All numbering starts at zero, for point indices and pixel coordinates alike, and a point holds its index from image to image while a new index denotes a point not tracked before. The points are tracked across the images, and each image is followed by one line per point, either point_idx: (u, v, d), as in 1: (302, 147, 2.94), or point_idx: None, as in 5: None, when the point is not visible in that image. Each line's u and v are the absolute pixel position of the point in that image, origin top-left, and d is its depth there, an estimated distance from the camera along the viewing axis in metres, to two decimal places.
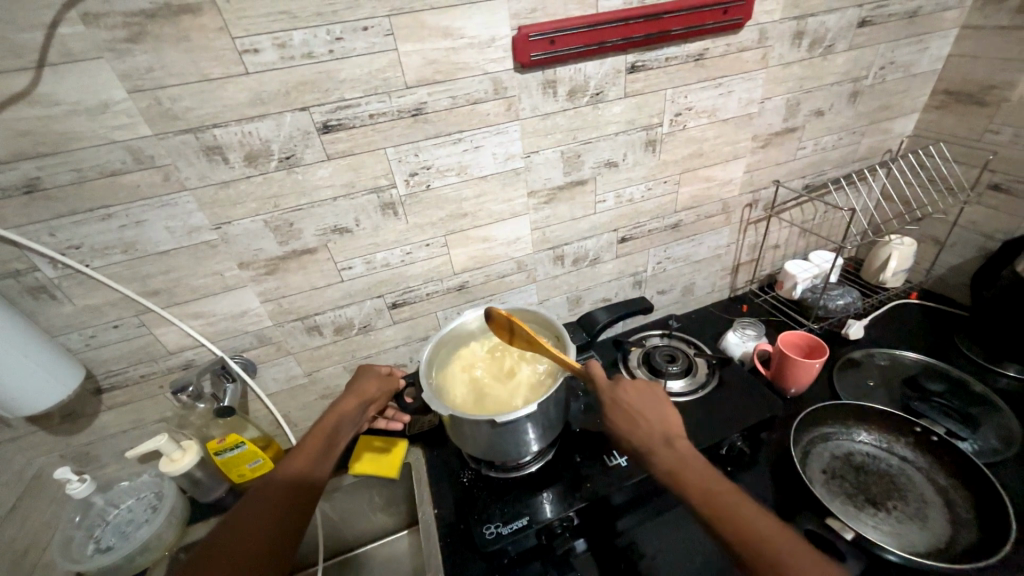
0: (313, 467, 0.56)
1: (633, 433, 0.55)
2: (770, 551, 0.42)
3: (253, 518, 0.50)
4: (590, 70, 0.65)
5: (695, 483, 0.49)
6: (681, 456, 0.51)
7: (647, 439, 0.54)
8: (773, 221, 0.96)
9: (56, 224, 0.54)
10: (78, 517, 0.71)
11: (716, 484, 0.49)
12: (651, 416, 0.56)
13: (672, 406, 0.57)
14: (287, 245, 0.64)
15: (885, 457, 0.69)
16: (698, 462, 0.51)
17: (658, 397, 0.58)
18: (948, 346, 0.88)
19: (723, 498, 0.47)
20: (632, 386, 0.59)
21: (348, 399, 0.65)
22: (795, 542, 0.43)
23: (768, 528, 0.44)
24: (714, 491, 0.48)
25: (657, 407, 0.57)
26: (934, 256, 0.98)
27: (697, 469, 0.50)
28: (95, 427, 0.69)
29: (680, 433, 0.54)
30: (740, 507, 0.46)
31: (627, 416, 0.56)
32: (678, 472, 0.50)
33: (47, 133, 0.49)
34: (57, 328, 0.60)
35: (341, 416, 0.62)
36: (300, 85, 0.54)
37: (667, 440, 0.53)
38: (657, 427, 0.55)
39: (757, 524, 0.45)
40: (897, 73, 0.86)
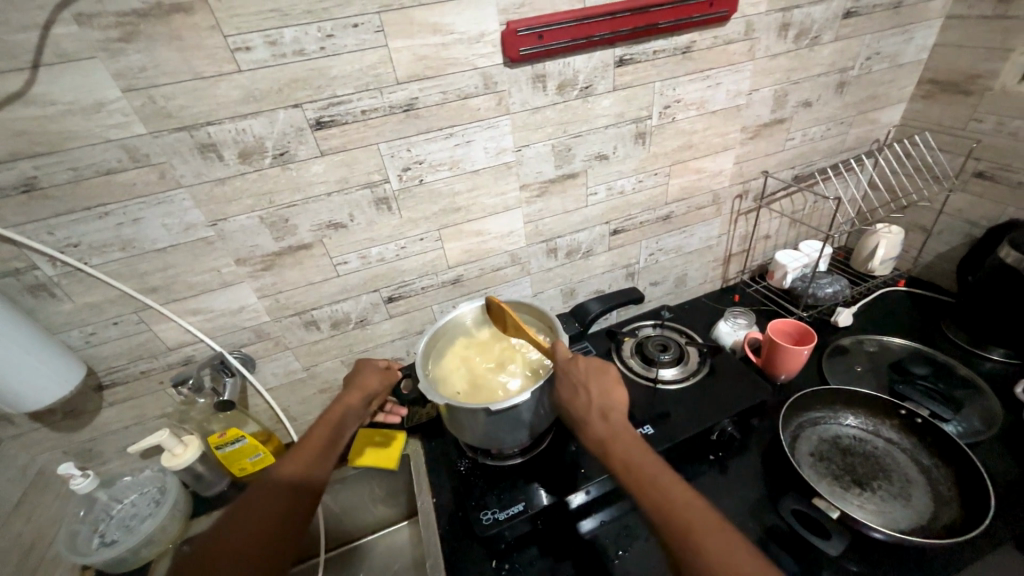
0: (318, 463, 0.57)
1: (575, 405, 0.58)
2: (669, 514, 0.46)
3: (257, 512, 0.51)
4: (579, 64, 0.66)
5: (621, 454, 0.52)
6: (614, 429, 0.55)
7: (586, 411, 0.57)
8: (764, 211, 0.98)
9: (54, 223, 0.54)
10: (83, 511, 0.72)
11: (639, 454, 0.52)
12: (594, 388, 0.58)
13: (619, 381, 0.59)
14: (283, 241, 0.65)
15: (871, 439, 0.71)
16: (630, 434, 0.54)
17: (606, 372, 0.60)
18: (935, 332, 0.90)
19: (643, 467, 0.50)
20: (583, 359, 0.60)
21: (351, 393, 0.66)
22: (700, 510, 0.46)
23: (678, 496, 0.47)
24: (636, 460, 0.51)
25: (602, 381, 0.59)
26: (921, 244, 0.99)
27: (626, 440, 0.53)
28: (97, 424, 0.70)
29: (619, 407, 0.57)
30: (658, 476, 0.49)
31: (573, 388, 0.58)
32: (609, 443, 0.54)
33: (44, 133, 0.50)
34: (57, 325, 0.61)
35: (344, 412, 0.63)
36: (292, 82, 0.55)
37: (604, 414, 0.56)
38: (597, 400, 0.57)
39: (668, 491, 0.48)
40: (883, 63, 0.87)
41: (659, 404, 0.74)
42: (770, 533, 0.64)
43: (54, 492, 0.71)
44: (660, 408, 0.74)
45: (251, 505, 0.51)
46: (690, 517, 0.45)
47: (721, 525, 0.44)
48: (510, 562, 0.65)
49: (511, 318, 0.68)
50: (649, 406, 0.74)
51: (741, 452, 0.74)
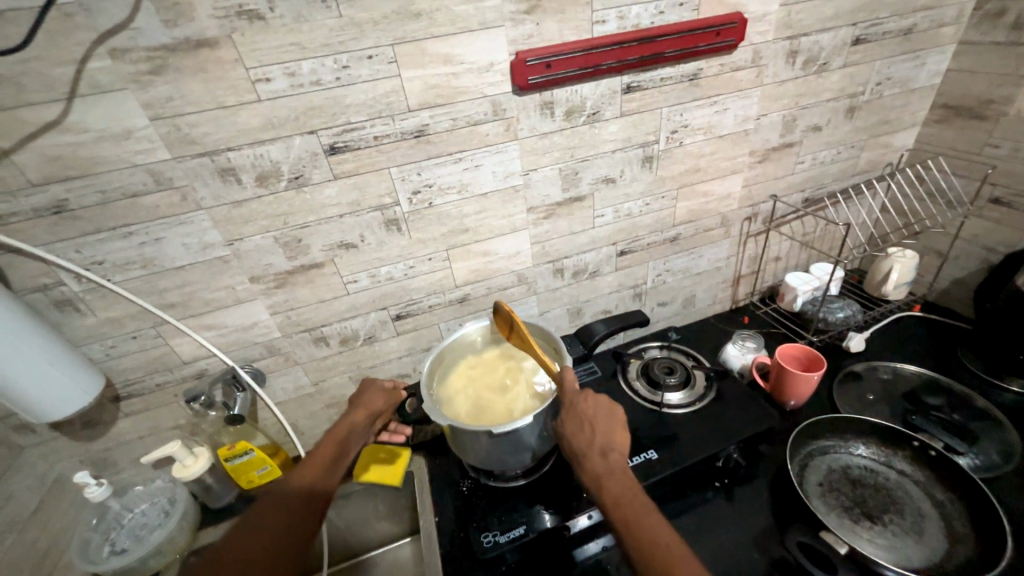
0: (322, 483, 0.58)
1: (575, 437, 0.58)
2: (656, 559, 0.46)
3: (262, 531, 0.52)
4: (586, 91, 0.68)
5: (615, 492, 0.52)
6: (611, 467, 0.55)
7: (586, 446, 0.57)
8: (773, 234, 0.97)
9: (82, 242, 0.57)
10: (95, 520, 0.74)
11: (633, 495, 0.52)
12: (599, 425, 0.58)
13: (624, 423, 0.59)
14: (295, 260, 0.67)
15: (883, 470, 0.69)
16: (626, 475, 0.54)
17: (614, 413, 0.60)
18: (951, 360, 0.88)
19: (634, 509, 0.50)
20: (593, 397, 0.60)
21: (358, 411, 0.67)
22: (684, 558, 0.45)
23: (666, 542, 0.47)
24: (629, 501, 0.51)
25: (608, 420, 0.59)
26: (937, 268, 0.98)
27: (621, 480, 0.53)
28: (113, 434, 0.72)
29: (620, 446, 0.57)
30: (649, 520, 0.49)
31: (577, 421, 0.59)
32: (603, 481, 0.53)
33: (76, 158, 0.53)
34: (80, 338, 0.64)
35: (350, 431, 0.65)
36: (309, 110, 0.57)
37: (604, 451, 0.56)
38: (600, 437, 0.57)
39: (654, 535, 0.48)
40: (895, 88, 0.87)
41: (665, 428, 0.74)
42: (775, 565, 0.63)
43: (69, 499, 0.73)
44: (666, 432, 0.73)
45: (254, 526, 0.52)
46: (672, 564, 0.45)
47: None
48: None
49: (521, 332, 0.66)
50: (653, 430, 0.74)
51: (748, 480, 0.73)
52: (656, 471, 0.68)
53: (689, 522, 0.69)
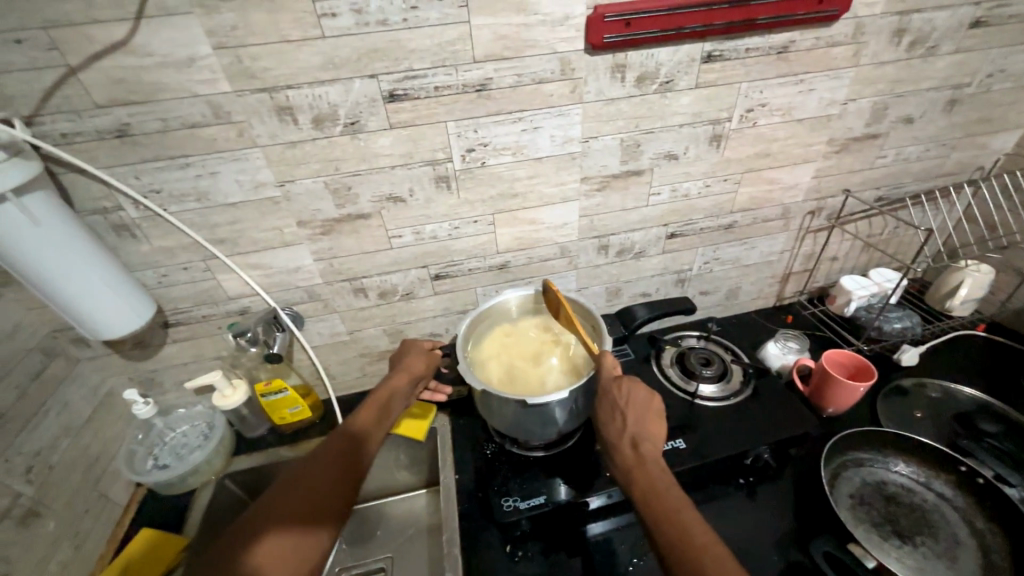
0: (362, 447, 0.59)
1: (607, 427, 0.58)
2: (684, 553, 0.45)
3: (301, 497, 0.52)
4: (663, 56, 0.62)
5: (644, 485, 0.51)
6: (641, 459, 0.54)
7: (618, 435, 0.57)
8: (836, 232, 0.91)
9: (141, 168, 0.58)
10: (140, 435, 0.78)
11: (663, 489, 0.51)
12: (632, 414, 0.57)
13: (659, 415, 0.57)
14: (344, 209, 0.66)
15: (921, 491, 0.66)
16: (658, 467, 0.53)
17: (651, 403, 0.58)
18: (1011, 387, 0.82)
19: (665, 502, 0.49)
20: (628, 384, 0.59)
21: (399, 375, 0.69)
22: (716, 556, 0.44)
23: (697, 538, 0.46)
24: (659, 492, 0.50)
25: (643, 410, 0.58)
26: (1012, 287, 0.90)
27: (652, 473, 0.52)
28: (160, 357, 0.76)
29: (654, 436, 0.56)
30: (680, 513, 0.48)
31: (610, 410, 0.58)
32: (633, 473, 0.53)
33: (140, 83, 0.52)
34: (135, 264, 0.65)
35: (390, 397, 0.66)
36: (371, 52, 0.55)
37: (635, 442, 0.55)
38: (632, 427, 0.56)
39: (685, 530, 0.46)
40: (1007, 82, 0.77)
41: (695, 419, 0.72)
42: (792, 567, 0.62)
43: (119, 412, 0.77)
44: (695, 423, 0.72)
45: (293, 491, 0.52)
46: (704, 558, 0.44)
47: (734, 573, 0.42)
48: (523, 549, 0.67)
49: (564, 310, 0.66)
50: (683, 420, 0.72)
51: (774, 480, 0.72)
52: (682, 462, 0.67)
53: (708, 514, 0.69)
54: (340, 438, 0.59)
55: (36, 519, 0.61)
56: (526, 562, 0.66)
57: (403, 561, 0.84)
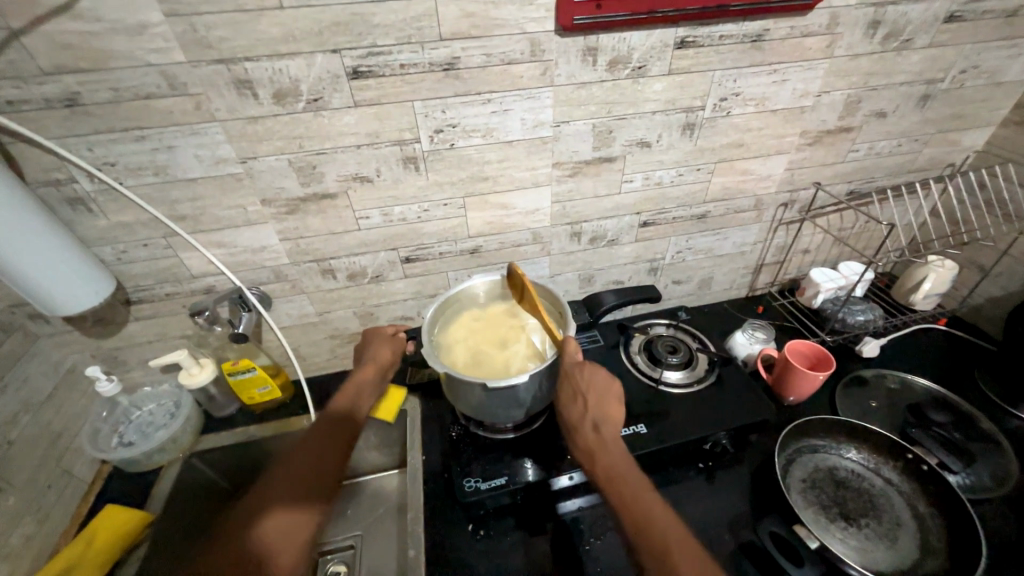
0: (341, 436, 0.60)
1: (569, 410, 0.59)
2: (648, 531, 0.47)
3: (297, 486, 0.54)
4: (635, 41, 0.61)
5: (606, 466, 0.53)
6: (603, 441, 0.55)
7: (579, 418, 0.58)
8: (808, 225, 0.92)
9: (94, 139, 0.56)
10: (105, 413, 0.78)
11: (625, 469, 0.52)
12: (591, 395, 0.58)
13: (618, 397, 0.59)
14: (309, 187, 0.65)
15: (869, 476, 0.69)
16: (619, 448, 0.55)
17: (611, 386, 0.59)
18: (964, 378, 0.85)
19: (627, 483, 0.51)
20: (589, 368, 0.60)
21: (367, 369, 0.68)
22: (678, 533, 0.46)
23: (659, 516, 0.48)
24: (621, 474, 0.52)
25: (602, 393, 0.59)
26: (974, 283, 0.92)
27: (614, 454, 0.54)
28: (124, 334, 0.75)
29: (614, 415, 0.57)
30: (640, 493, 0.50)
31: (573, 394, 0.59)
32: (596, 456, 0.54)
33: (88, 49, 0.50)
34: (92, 239, 0.64)
35: (362, 390, 0.66)
36: (333, 25, 0.53)
37: (597, 425, 0.57)
38: (593, 410, 0.57)
39: (647, 509, 0.49)
40: (979, 79, 0.78)
41: (658, 405, 0.74)
42: (742, 547, 0.64)
43: (82, 390, 0.76)
44: (657, 409, 0.73)
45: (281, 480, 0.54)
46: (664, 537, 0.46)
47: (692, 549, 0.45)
48: (485, 528, 0.69)
49: (529, 294, 0.66)
50: (645, 405, 0.74)
51: (731, 465, 0.74)
52: (642, 446, 0.68)
53: (666, 496, 0.71)
54: (321, 427, 0.60)
55: None
56: (488, 540, 0.67)
57: (372, 538, 0.86)
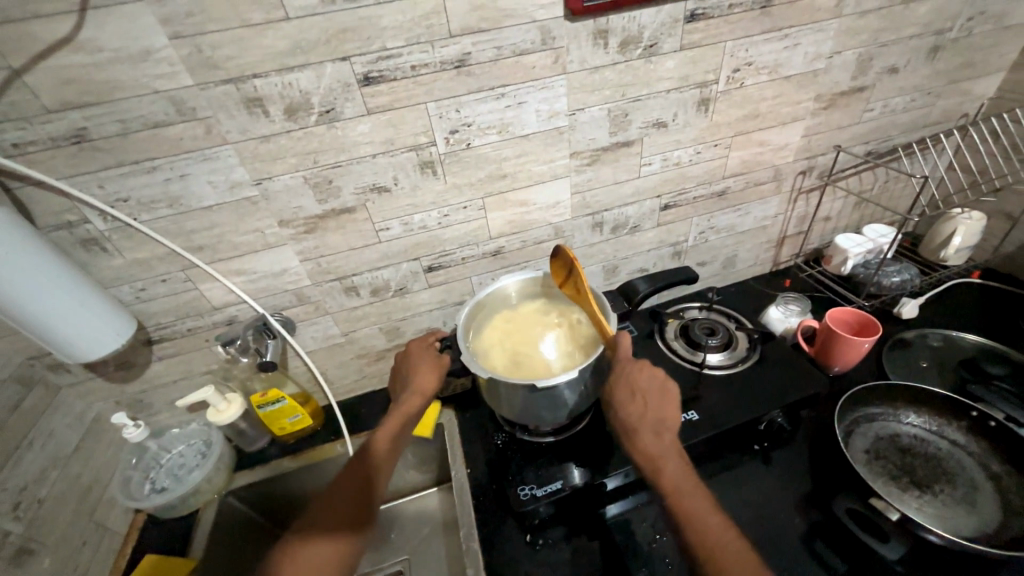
0: (380, 465, 0.58)
1: (626, 410, 0.57)
2: (715, 549, 0.45)
3: (329, 514, 0.53)
4: (645, 19, 0.60)
5: (668, 473, 0.51)
6: (664, 447, 0.54)
7: (639, 420, 0.56)
8: (829, 191, 0.90)
9: (105, 176, 0.54)
10: (134, 459, 0.75)
11: (688, 481, 0.51)
12: (652, 402, 0.57)
13: (676, 402, 0.58)
14: (326, 204, 0.63)
15: (933, 440, 0.66)
16: (679, 457, 0.53)
17: (669, 391, 0.58)
18: (1011, 329, 0.82)
19: (690, 495, 0.49)
20: (648, 371, 0.59)
21: (410, 399, 0.63)
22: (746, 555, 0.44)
23: (724, 535, 0.46)
24: (685, 489, 0.50)
25: (661, 397, 0.58)
26: (1004, 232, 0.91)
27: (675, 463, 0.52)
28: (147, 376, 0.72)
29: (674, 427, 0.56)
30: (706, 512, 0.48)
31: (630, 395, 0.58)
32: (657, 461, 0.53)
33: (93, 82, 0.48)
34: (108, 280, 0.62)
35: (406, 421, 0.62)
36: (341, 33, 0.52)
37: (657, 429, 0.55)
38: (653, 414, 0.56)
39: (712, 525, 0.47)
40: (988, 24, 0.76)
41: (706, 389, 0.71)
42: (814, 527, 0.62)
43: (109, 438, 0.74)
44: (706, 394, 0.70)
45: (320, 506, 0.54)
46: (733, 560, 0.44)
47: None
48: (543, 537, 0.65)
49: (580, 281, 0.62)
50: (692, 391, 0.71)
51: (788, 444, 0.71)
52: (697, 433, 0.66)
53: (726, 483, 0.68)
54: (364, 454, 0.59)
55: (29, 557, 0.58)
56: (548, 549, 0.64)
57: (421, 560, 0.83)
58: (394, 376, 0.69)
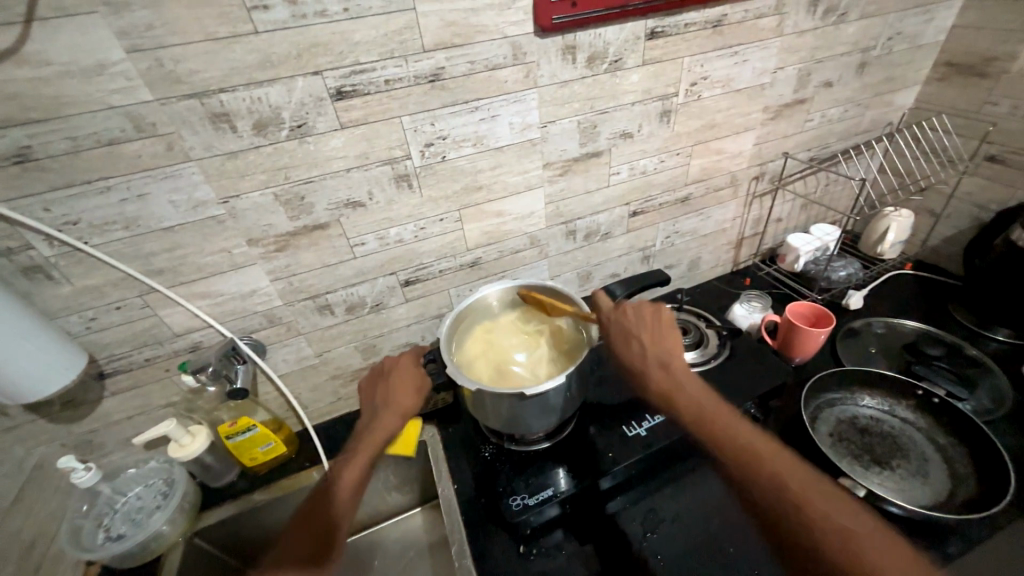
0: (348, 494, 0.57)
1: (630, 352, 0.63)
2: (746, 450, 0.52)
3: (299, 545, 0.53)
4: (610, 36, 0.63)
5: (686, 396, 0.58)
6: (674, 375, 0.60)
7: (644, 359, 0.62)
8: (779, 194, 0.97)
9: (51, 198, 0.50)
10: (86, 506, 0.69)
11: (705, 400, 0.57)
12: (652, 340, 0.63)
13: (670, 332, 0.64)
14: (298, 220, 0.61)
15: (887, 419, 0.72)
16: (688, 379, 0.60)
17: (661, 326, 0.65)
18: (942, 314, 0.91)
19: (711, 411, 0.56)
20: (638, 313, 0.65)
21: (385, 420, 0.62)
22: (771, 449, 0.52)
23: (749, 437, 0.53)
24: (705, 409, 0.57)
25: (657, 333, 0.64)
26: (929, 227, 1.01)
27: (689, 386, 0.59)
28: (99, 414, 0.66)
29: (676, 357, 0.62)
30: (727, 422, 0.55)
31: (630, 337, 0.63)
32: (673, 389, 0.59)
33: (39, 97, 0.45)
34: (54, 311, 0.56)
35: (381, 442, 0.61)
36: (312, 47, 0.51)
37: (662, 361, 0.62)
38: (654, 349, 0.63)
39: (737, 432, 0.54)
40: (904, 44, 0.86)
41: None
42: None
43: (54, 485, 0.67)
44: None
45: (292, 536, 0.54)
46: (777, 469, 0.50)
47: (788, 464, 0.51)
48: (536, 546, 0.65)
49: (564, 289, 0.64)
50: None
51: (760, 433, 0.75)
52: (679, 429, 0.68)
53: (709, 476, 0.70)
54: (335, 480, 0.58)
55: None
56: (543, 558, 0.63)
57: None
58: (371, 384, 0.68)
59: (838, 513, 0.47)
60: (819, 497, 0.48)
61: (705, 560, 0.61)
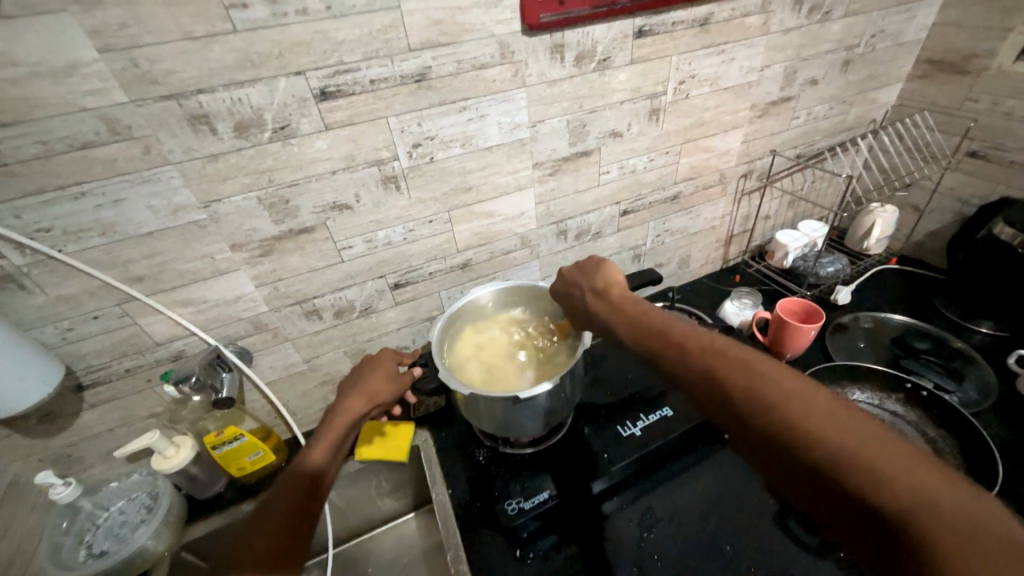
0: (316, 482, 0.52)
1: (574, 299, 0.62)
2: (686, 358, 0.46)
3: (261, 540, 0.46)
4: (598, 34, 0.63)
5: (626, 322, 0.54)
6: (614, 304, 0.57)
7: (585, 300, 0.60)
8: (767, 191, 0.98)
9: (21, 205, 0.48)
10: (66, 523, 0.67)
11: (644, 319, 0.53)
12: (590, 280, 0.61)
13: (609, 270, 0.62)
14: (283, 224, 0.60)
15: (877, 413, 0.72)
16: (631, 304, 0.56)
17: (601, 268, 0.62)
18: (927, 308, 0.93)
19: (652, 329, 0.51)
20: (577, 265, 0.65)
21: (354, 401, 0.60)
22: (715, 349, 0.46)
23: (693, 342, 0.47)
24: (644, 328, 0.52)
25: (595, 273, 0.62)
26: (913, 223, 1.02)
27: (632, 311, 0.55)
28: (77, 427, 0.64)
29: (618, 288, 0.59)
30: (673, 334, 0.49)
31: (569, 288, 0.63)
32: (614, 319, 0.55)
33: (5, 98, 0.43)
34: (28, 321, 0.54)
35: (351, 424, 0.59)
36: (294, 46, 0.49)
37: (602, 295, 0.59)
38: (591, 288, 0.60)
39: (682, 342, 0.48)
40: (886, 41, 0.87)
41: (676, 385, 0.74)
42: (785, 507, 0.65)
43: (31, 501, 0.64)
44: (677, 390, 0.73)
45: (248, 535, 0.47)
46: (738, 372, 0.42)
47: (730, 360, 0.44)
48: (532, 550, 0.63)
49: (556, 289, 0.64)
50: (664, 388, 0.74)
51: None
52: (673, 428, 0.68)
53: (703, 474, 0.70)
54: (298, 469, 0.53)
55: None
56: (539, 561, 0.62)
57: None
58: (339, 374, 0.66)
59: (796, 394, 0.39)
60: (776, 386, 0.40)
61: (702, 559, 0.60)
